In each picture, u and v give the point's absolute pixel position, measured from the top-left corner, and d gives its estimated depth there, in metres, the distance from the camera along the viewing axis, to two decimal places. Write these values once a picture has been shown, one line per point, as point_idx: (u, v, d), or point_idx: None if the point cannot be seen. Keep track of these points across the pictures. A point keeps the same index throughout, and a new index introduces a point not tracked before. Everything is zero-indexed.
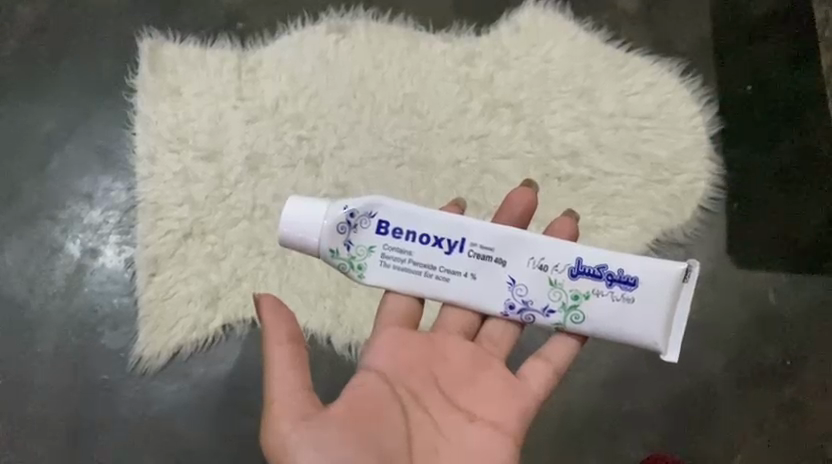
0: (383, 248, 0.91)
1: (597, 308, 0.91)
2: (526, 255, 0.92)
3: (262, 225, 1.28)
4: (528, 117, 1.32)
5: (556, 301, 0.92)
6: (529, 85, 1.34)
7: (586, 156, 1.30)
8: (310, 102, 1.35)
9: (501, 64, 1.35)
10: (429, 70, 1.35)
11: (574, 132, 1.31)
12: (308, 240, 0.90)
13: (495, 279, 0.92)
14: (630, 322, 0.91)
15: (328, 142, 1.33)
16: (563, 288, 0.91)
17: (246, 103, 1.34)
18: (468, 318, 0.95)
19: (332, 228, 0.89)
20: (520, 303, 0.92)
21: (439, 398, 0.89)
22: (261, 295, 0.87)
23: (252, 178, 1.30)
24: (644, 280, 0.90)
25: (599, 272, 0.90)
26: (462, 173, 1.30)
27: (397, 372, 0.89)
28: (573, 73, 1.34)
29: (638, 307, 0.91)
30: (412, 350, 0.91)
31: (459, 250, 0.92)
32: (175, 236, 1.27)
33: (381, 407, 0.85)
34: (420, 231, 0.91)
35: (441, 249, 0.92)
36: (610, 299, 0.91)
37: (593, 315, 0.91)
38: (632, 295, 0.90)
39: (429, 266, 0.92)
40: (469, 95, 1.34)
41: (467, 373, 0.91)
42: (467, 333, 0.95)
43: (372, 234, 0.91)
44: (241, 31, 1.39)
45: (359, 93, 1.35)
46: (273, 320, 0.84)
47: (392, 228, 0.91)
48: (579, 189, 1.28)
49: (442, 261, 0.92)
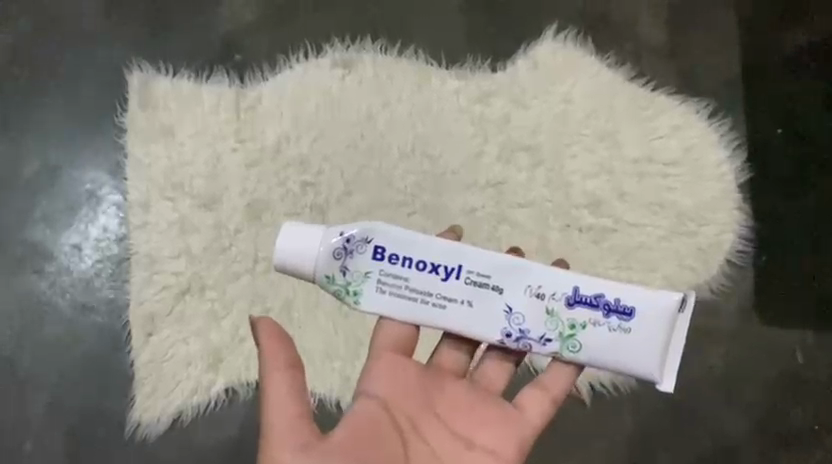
0: (379, 275, 0.84)
1: (594, 339, 0.84)
2: (523, 283, 0.84)
3: (265, 279, 1.20)
4: (547, 162, 1.25)
5: (553, 330, 0.84)
6: (548, 127, 1.26)
7: (608, 205, 1.23)
8: (315, 144, 1.25)
9: (518, 103, 1.26)
10: (441, 110, 1.26)
11: (595, 179, 1.24)
12: (302, 265, 0.84)
13: (491, 308, 0.85)
14: (626, 355, 0.84)
15: (335, 187, 1.24)
16: (559, 317, 0.84)
17: (245, 144, 1.25)
18: (461, 347, 0.90)
19: (328, 254, 0.84)
20: (516, 332, 0.84)
21: (438, 426, 0.84)
22: (261, 317, 0.83)
23: (253, 228, 1.22)
24: (642, 310, 0.83)
25: (594, 303, 0.84)
26: (477, 223, 1.23)
27: (394, 398, 0.84)
28: (595, 114, 1.26)
29: (635, 338, 0.83)
30: (409, 377, 0.85)
31: (457, 277, 0.84)
32: (172, 293, 1.20)
33: (379, 435, 0.81)
34: (416, 257, 0.85)
35: (437, 276, 0.84)
36: (606, 329, 0.84)
37: (589, 346, 0.85)
38: (630, 325, 0.83)
39: (425, 293, 0.84)
40: (483, 137, 1.25)
41: (465, 401, 0.86)
42: (462, 363, 0.90)
43: (369, 260, 0.84)
44: (238, 63, 1.28)
45: (366, 133, 1.26)
46: (271, 346, 0.79)
47: (388, 254, 0.84)
48: (601, 241, 1.22)
49: (439, 289, 0.85)
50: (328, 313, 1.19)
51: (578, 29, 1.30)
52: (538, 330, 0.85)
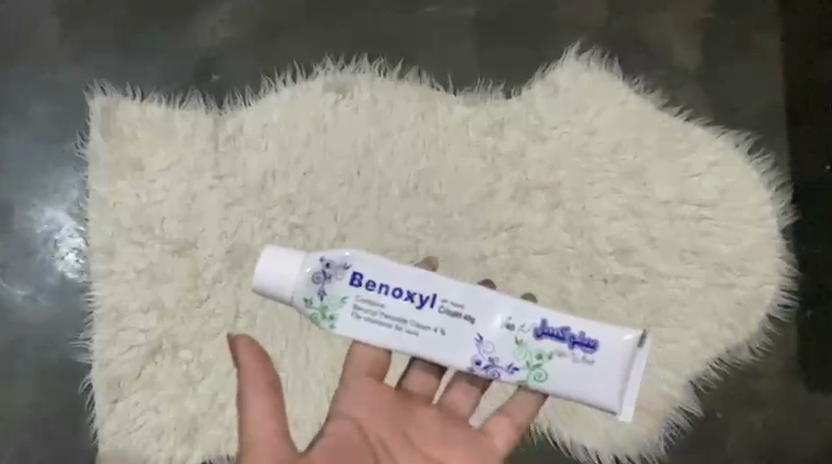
0: (354, 301, 0.76)
1: (559, 372, 0.75)
2: (500, 313, 0.76)
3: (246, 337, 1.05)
4: (568, 203, 1.10)
5: (521, 360, 0.76)
6: (570, 163, 1.11)
7: (637, 253, 1.10)
8: (304, 180, 1.10)
9: (536, 135, 1.12)
10: (448, 142, 1.11)
11: (622, 223, 1.10)
12: (280, 289, 0.76)
13: (463, 338, 0.76)
14: (588, 388, 0.76)
15: (327, 230, 1.09)
16: (527, 347, 0.76)
17: (224, 180, 1.09)
18: (430, 373, 0.84)
19: (306, 279, 0.76)
20: (485, 360, 0.76)
21: (408, 454, 0.77)
22: (238, 334, 0.78)
23: (234, 277, 1.07)
24: (607, 343, 0.75)
25: (558, 334, 0.75)
26: (490, 273, 1.09)
27: (368, 421, 0.78)
28: (622, 148, 1.12)
29: (599, 372, 0.75)
30: (380, 401, 0.79)
31: (435, 306, 0.76)
32: (140, 352, 1.05)
33: (351, 459, 0.75)
34: (395, 284, 0.76)
35: (411, 303, 0.76)
36: (570, 361, 0.75)
37: (551, 378, 0.76)
38: (593, 357, 0.75)
39: (398, 321, 0.76)
40: (496, 174, 1.11)
41: (438, 428, 0.80)
42: (430, 390, 0.84)
43: (345, 286, 0.76)
44: (215, 85, 1.12)
45: (363, 168, 1.11)
46: (248, 363, 0.74)
47: (365, 279, 0.76)
48: (628, 293, 1.09)
49: (412, 317, 0.76)
50: (321, 376, 1.05)
51: (603, 49, 1.15)
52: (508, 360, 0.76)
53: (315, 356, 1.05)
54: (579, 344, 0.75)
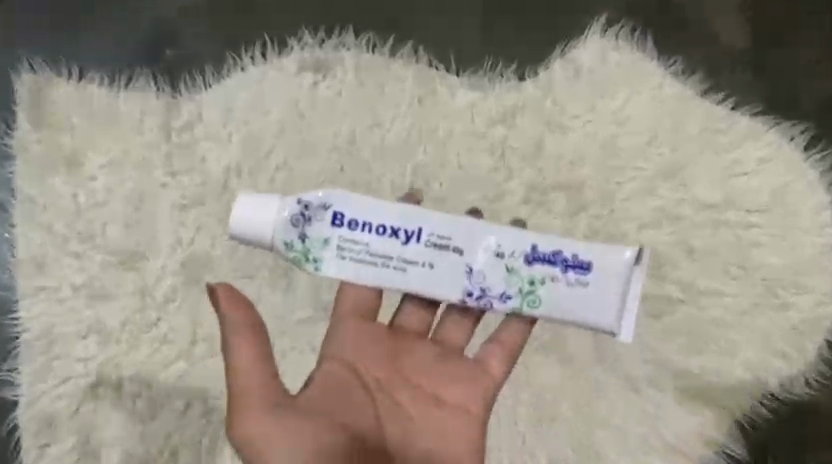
0: (337, 242, 0.64)
1: (554, 299, 0.65)
2: (489, 241, 0.65)
3: (206, 366, 0.88)
4: (592, 206, 0.92)
5: (513, 290, 0.65)
6: (594, 159, 0.93)
7: (673, 267, 0.92)
8: (276, 177, 0.91)
9: (554, 125, 0.93)
10: (449, 133, 0.93)
11: (656, 231, 0.93)
12: (253, 236, 0.64)
13: (453, 272, 0.65)
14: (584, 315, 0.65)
15: None
16: (518, 275, 0.65)
17: (179, 178, 0.90)
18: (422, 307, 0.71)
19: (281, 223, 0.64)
20: (478, 290, 0.65)
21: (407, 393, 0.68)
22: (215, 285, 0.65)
23: (191, 296, 0.88)
24: (602, 265, 0.65)
25: (549, 259, 0.65)
26: None
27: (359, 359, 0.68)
28: (656, 141, 0.94)
29: (597, 299, 0.65)
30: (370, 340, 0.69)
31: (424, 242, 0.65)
32: (77, 386, 0.87)
33: (347, 402, 0.66)
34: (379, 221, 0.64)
35: (394, 240, 0.64)
36: (565, 287, 0.65)
37: (545, 305, 0.65)
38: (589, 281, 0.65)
39: (383, 258, 0.64)
40: (507, 171, 0.92)
41: (432, 365, 0.69)
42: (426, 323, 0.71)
43: (324, 227, 0.64)
44: (168, 62, 0.94)
45: (347, 164, 0.92)
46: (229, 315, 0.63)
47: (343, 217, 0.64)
48: (662, 315, 0.92)
49: (398, 253, 0.64)
50: None
51: (634, 24, 0.97)
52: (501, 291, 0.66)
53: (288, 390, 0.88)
54: (572, 269, 0.65)
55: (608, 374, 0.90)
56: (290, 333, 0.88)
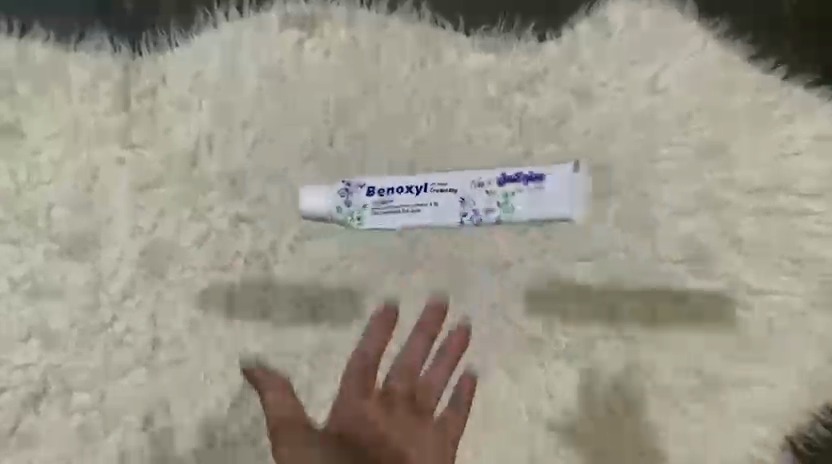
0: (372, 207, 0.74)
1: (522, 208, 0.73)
2: (467, 175, 0.74)
3: (171, 374, 0.75)
4: (622, 189, 0.80)
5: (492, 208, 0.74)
6: (624, 133, 0.80)
7: (716, 261, 0.79)
8: (254, 152, 0.78)
9: (579, 95, 0.81)
10: (458, 102, 0.80)
11: (695, 219, 0.80)
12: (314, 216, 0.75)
13: (453, 208, 0.74)
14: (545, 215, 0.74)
15: (286, 224, 0.77)
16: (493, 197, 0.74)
17: (139, 152, 0.77)
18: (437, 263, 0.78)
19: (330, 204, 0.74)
20: (469, 213, 0.74)
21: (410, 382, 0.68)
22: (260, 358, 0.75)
23: (153, 291, 0.75)
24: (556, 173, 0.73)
25: (512, 180, 0.73)
26: (511, 289, 0.78)
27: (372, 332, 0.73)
28: (696, 115, 0.81)
29: (553, 199, 0.73)
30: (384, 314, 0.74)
31: (438, 190, 0.74)
32: (17, 397, 0.74)
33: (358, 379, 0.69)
34: (403, 183, 0.74)
35: (410, 193, 0.74)
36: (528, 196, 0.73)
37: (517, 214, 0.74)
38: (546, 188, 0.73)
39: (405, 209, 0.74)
40: (523, 148, 0.80)
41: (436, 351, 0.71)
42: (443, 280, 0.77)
43: (362, 198, 0.74)
44: (128, 19, 0.79)
45: (338, 136, 0.79)
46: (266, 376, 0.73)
47: (372, 186, 0.74)
48: (702, 316, 0.79)
49: (415, 202, 0.74)
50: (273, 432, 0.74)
51: None
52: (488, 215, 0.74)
53: None
54: (535, 181, 0.73)
55: (640, 385, 0.78)
56: (270, 335, 0.76)
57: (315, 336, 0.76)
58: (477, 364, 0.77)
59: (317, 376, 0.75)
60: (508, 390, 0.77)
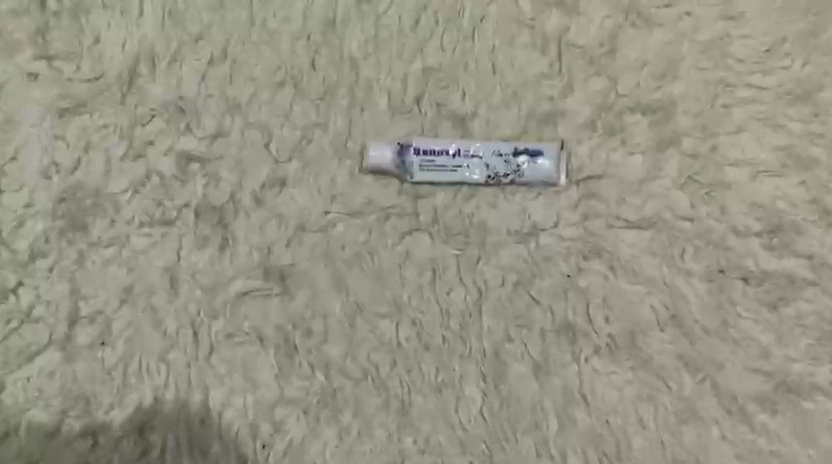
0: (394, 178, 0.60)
1: (530, 186, 0.61)
2: (480, 147, 0.60)
3: (92, 359, 0.57)
4: (685, 139, 0.62)
5: (493, 184, 0.60)
6: (690, 70, 0.62)
7: (801, 234, 0.62)
8: (211, 73, 0.60)
9: (633, 18, 0.63)
10: (479, 21, 0.62)
11: (777, 181, 0.62)
12: (306, 176, 0.59)
13: (467, 184, 0.60)
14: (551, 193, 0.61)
15: (251, 168, 0.59)
16: (500, 173, 0.60)
17: (58, 67, 0.59)
18: (449, 224, 0.60)
19: (333, 171, 0.60)
20: (472, 185, 0.60)
21: (413, 338, 0.59)
22: (212, 338, 0.57)
23: (71, 251, 0.57)
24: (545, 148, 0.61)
25: (520, 149, 0.60)
26: (540, 262, 0.60)
27: (364, 297, 0.59)
28: (783, 48, 0.63)
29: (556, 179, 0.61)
30: (380, 277, 0.59)
31: (481, 165, 0.60)
32: None
33: (349, 341, 0.58)
34: (429, 154, 0.60)
35: (432, 165, 0.60)
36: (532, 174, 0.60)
37: (521, 188, 0.61)
38: (553, 168, 0.61)
39: (431, 183, 0.60)
40: (560, 82, 0.62)
41: (443, 317, 0.59)
42: (458, 239, 0.60)
43: (381, 169, 0.60)
44: None
45: (322, 58, 0.60)
46: (226, 353, 0.57)
47: (417, 145, 0.60)
48: (783, 304, 0.61)
49: (440, 175, 0.60)
50: (226, 438, 0.57)
51: None
52: (492, 189, 0.61)
53: (220, 400, 0.57)
54: (540, 154, 0.60)
55: (701, 390, 0.60)
56: (225, 311, 0.58)
57: (284, 315, 0.58)
58: (496, 358, 0.59)
59: (285, 366, 0.58)
60: (534, 394, 0.59)
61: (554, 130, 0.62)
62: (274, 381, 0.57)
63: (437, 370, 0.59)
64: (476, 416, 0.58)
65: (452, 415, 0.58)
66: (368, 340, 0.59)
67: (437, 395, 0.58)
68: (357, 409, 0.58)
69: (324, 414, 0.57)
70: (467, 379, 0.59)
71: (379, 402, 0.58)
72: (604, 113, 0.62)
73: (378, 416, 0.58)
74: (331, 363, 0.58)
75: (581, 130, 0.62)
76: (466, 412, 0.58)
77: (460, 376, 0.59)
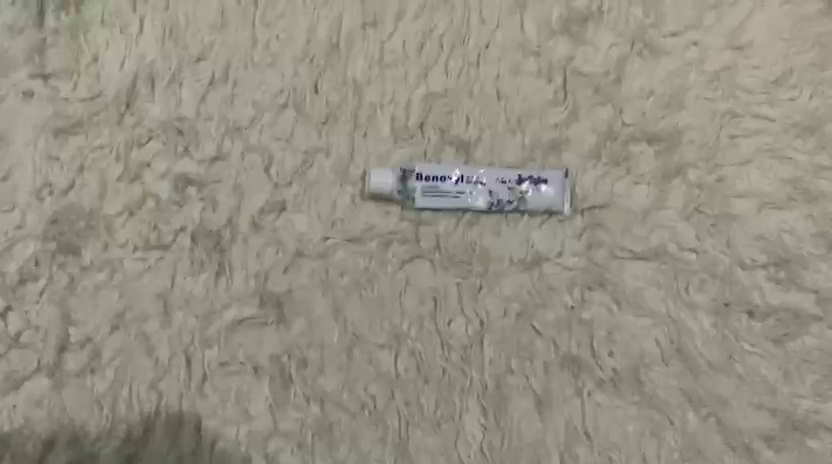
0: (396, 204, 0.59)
1: (534, 213, 0.60)
2: (484, 174, 0.59)
3: (81, 387, 0.55)
4: (691, 170, 0.61)
5: (497, 211, 0.59)
6: (697, 100, 0.62)
7: (807, 268, 0.61)
8: (211, 95, 0.58)
9: (641, 46, 0.62)
10: (485, 46, 0.61)
11: (783, 214, 0.61)
12: (306, 201, 0.58)
13: (470, 211, 0.59)
14: (555, 221, 0.60)
15: (249, 191, 0.58)
16: (504, 201, 0.59)
17: (54, 86, 0.57)
18: (450, 252, 0.59)
19: (334, 196, 0.58)
20: (476, 212, 0.59)
21: (413, 369, 0.57)
22: (205, 366, 0.56)
23: (62, 275, 0.56)
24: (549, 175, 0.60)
25: (524, 177, 0.59)
26: (543, 293, 0.59)
27: (362, 326, 0.58)
28: (790, 80, 0.62)
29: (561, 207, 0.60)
30: (380, 306, 0.58)
31: (485, 191, 0.59)
32: None
33: (346, 371, 0.57)
34: (432, 181, 0.58)
35: (435, 191, 0.58)
36: (537, 202, 0.59)
37: (526, 216, 0.60)
38: (558, 196, 0.59)
39: (433, 210, 0.59)
40: (565, 110, 0.61)
41: (443, 348, 0.58)
42: (460, 268, 0.59)
43: (383, 194, 0.58)
44: None
45: (324, 81, 0.59)
46: (219, 382, 0.56)
47: (420, 171, 0.59)
48: (790, 339, 0.60)
49: (443, 202, 0.59)
50: None
51: None
52: (496, 217, 0.60)
53: (213, 431, 0.55)
54: (545, 182, 0.59)
55: (705, 426, 0.59)
56: (220, 339, 0.56)
57: (280, 343, 0.57)
58: (497, 392, 0.58)
59: (280, 397, 0.56)
60: (535, 429, 0.58)
61: (559, 157, 0.61)
62: (269, 412, 0.56)
63: (436, 402, 0.57)
64: (475, 451, 0.57)
65: (451, 450, 0.57)
66: (366, 371, 0.57)
67: (436, 429, 0.57)
68: (354, 442, 0.56)
69: (320, 447, 0.56)
70: (467, 412, 0.57)
71: (376, 436, 0.56)
72: (610, 141, 0.61)
73: (375, 449, 0.56)
74: (327, 394, 0.56)
75: (586, 159, 0.61)
76: (465, 447, 0.57)
77: (460, 410, 0.57)
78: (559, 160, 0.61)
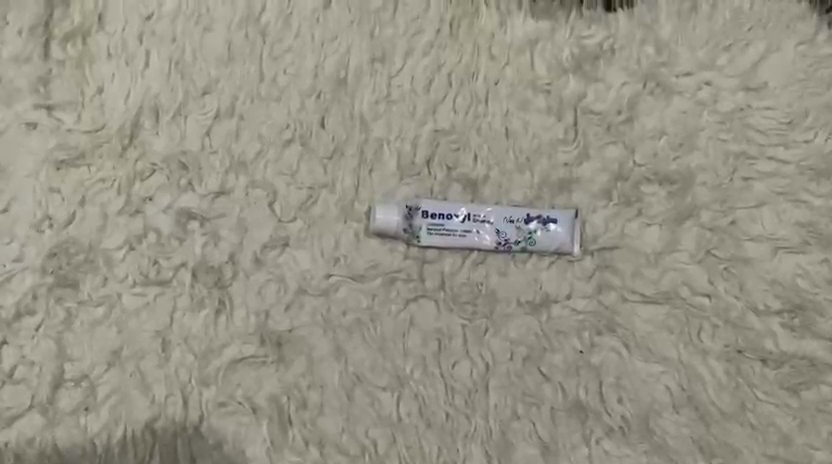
0: (402, 242, 0.57)
1: (541, 253, 0.58)
2: (490, 212, 0.58)
3: (75, 425, 0.53)
4: (704, 211, 0.60)
5: (503, 250, 0.58)
6: (710, 140, 0.61)
7: (823, 315, 0.59)
8: (217, 128, 0.58)
9: (653, 85, 0.61)
10: (494, 83, 0.60)
11: (797, 258, 0.60)
12: (311, 237, 0.57)
13: (476, 250, 0.58)
14: (563, 261, 0.59)
15: (252, 226, 0.57)
16: (511, 240, 0.58)
17: (58, 118, 0.57)
18: (457, 291, 0.58)
19: (338, 232, 0.57)
20: (483, 251, 0.58)
21: (416, 412, 0.56)
22: (204, 406, 0.54)
23: (59, 309, 0.55)
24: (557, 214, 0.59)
25: (531, 216, 0.58)
26: (551, 336, 0.58)
27: (365, 367, 0.56)
28: (805, 122, 0.61)
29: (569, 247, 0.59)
30: (383, 346, 0.56)
31: (492, 230, 0.58)
32: None
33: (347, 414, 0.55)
34: (439, 218, 0.57)
35: (441, 229, 0.57)
36: (544, 242, 0.58)
37: (532, 256, 0.58)
38: (565, 235, 0.58)
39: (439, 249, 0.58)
40: (575, 149, 0.60)
41: (447, 391, 0.56)
42: (467, 308, 0.57)
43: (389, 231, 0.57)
44: None
45: (331, 116, 0.59)
46: (218, 422, 0.54)
47: (426, 208, 0.57)
48: (806, 388, 0.58)
49: (449, 240, 0.57)
50: None
51: None
52: (502, 256, 0.58)
53: None
54: (553, 221, 0.58)
55: None
56: (218, 378, 0.55)
57: (279, 384, 0.55)
58: (502, 437, 0.56)
59: (278, 439, 0.54)
60: None
61: (567, 197, 0.59)
62: (268, 454, 0.54)
63: (439, 447, 0.55)
64: None
65: None
66: (368, 413, 0.55)
67: None
68: None
69: None
70: (471, 458, 0.55)
71: None
72: (621, 181, 0.60)
73: None
74: (327, 437, 0.55)
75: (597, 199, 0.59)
76: None
77: (463, 455, 0.55)
78: (568, 199, 0.59)
